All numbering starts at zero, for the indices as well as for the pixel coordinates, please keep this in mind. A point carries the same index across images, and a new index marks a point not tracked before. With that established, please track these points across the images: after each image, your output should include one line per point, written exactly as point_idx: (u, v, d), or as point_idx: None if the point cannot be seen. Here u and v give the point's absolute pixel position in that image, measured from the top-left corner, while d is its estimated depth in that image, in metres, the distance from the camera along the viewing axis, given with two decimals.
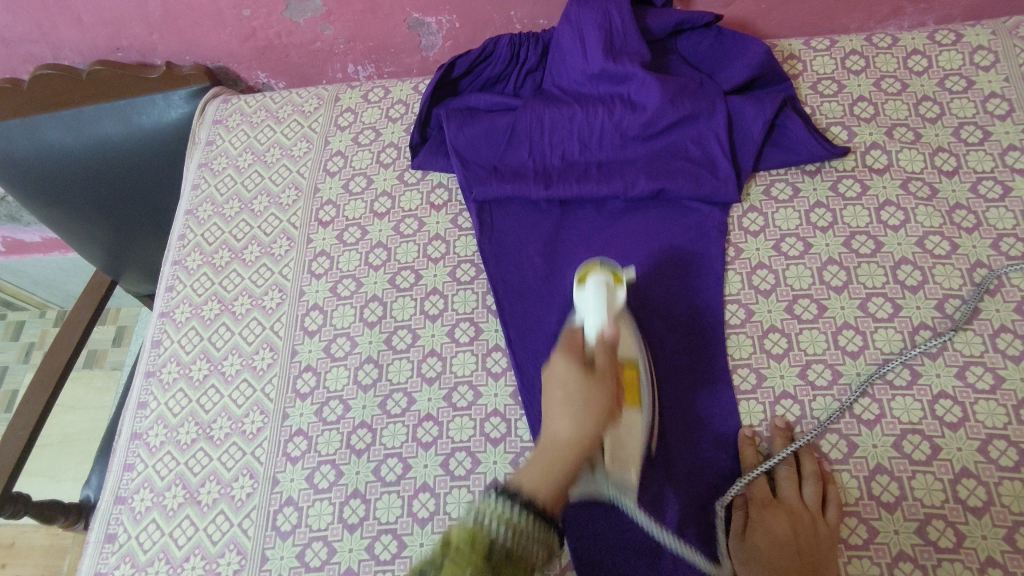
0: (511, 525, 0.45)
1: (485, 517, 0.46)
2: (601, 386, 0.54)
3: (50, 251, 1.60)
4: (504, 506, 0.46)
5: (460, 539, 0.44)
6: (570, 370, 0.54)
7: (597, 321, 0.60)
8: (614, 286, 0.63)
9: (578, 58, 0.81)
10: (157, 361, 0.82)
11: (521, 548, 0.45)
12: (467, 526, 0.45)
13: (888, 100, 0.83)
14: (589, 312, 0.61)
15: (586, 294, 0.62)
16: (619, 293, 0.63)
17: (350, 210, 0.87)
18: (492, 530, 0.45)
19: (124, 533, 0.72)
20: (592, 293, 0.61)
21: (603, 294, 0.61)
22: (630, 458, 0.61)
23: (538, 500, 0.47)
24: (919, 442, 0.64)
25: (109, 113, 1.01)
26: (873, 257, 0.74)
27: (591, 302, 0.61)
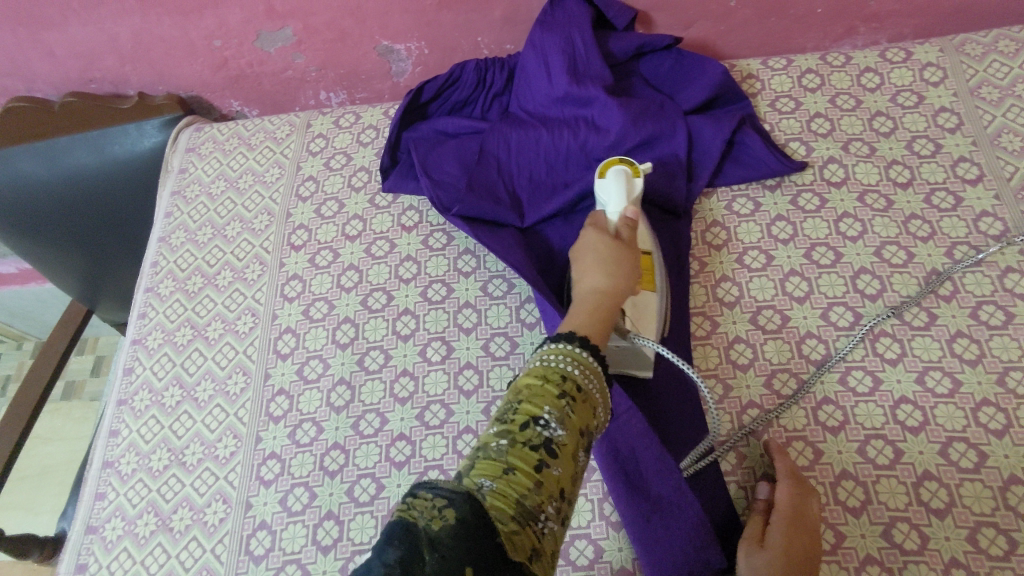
0: (578, 366, 0.51)
1: (550, 359, 0.51)
2: (627, 247, 0.63)
3: (26, 282, 1.59)
4: (574, 350, 0.52)
5: (532, 381, 0.49)
6: (599, 238, 0.63)
7: (615, 200, 0.67)
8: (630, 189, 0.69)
9: (543, 82, 0.84)
10: (128, 389, 0.82)
11: (586, 387, 0.50)
12: (536, 368, 0.50)
13: (843, 116, 0.85)
14: (608, 197, 0.68)
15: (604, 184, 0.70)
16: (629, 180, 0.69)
17: (322, 233, 0.87)
18: (561, 368, 0.50)
19: (94, 564, 0.71)
20: (605, 187, 0.69)
21: (620, 184, 0.68)
22: (649, 325, 0.66)
23: (581, 338, 0.53)
24: (882, 447, 0.65)
25: (81, 142, 1.01)
26: (833, 267, 0.76)
27: (610, 192, 0.68)
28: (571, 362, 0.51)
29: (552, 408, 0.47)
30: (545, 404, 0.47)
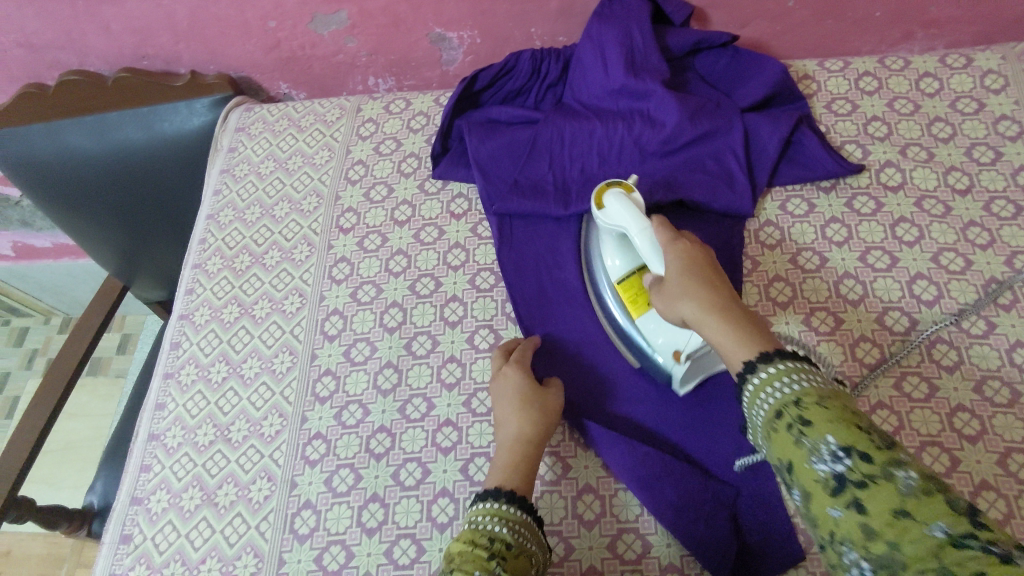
0: (508, 524, 0.57)
1: (478, 520, 0.57)
2: (519, 384, 0.68)
3: (60, 257, 1.60)
4: (495, 506, 0.58)
5: (463, 547, 0.54)
6: (496, 389, 0.70)
7: (638, 223, 0.67)
8: (638, 203, 0.70)
9: (599, 74, 0.83)
10: (175, 363, 0.82)
11: (518, 541, 0.56)
12: (467, 534, 0.56)
13: (901, 120, 0.84)
14: (624, 221, 0.69)
15: (610, 208, 0.71)
16: (633, 196, 0.71)
17: (371, 217, 0.88)
18: (488, 528, 0.56)
19: (139, 534, 0.72)
20: (617, 209, 0.70)
21: (625, 205, 0.69)
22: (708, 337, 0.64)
23: (514, 492, 0.61)
24: (938, 454, 0.65)
25: (131, 118, 1.02)
26: (888, 271, 0.75)
27: (620, 218, 0.69)
28: (500, 519, 0.57)
29: (483, 568, 0.52)
30: (475, 568, 0.52)
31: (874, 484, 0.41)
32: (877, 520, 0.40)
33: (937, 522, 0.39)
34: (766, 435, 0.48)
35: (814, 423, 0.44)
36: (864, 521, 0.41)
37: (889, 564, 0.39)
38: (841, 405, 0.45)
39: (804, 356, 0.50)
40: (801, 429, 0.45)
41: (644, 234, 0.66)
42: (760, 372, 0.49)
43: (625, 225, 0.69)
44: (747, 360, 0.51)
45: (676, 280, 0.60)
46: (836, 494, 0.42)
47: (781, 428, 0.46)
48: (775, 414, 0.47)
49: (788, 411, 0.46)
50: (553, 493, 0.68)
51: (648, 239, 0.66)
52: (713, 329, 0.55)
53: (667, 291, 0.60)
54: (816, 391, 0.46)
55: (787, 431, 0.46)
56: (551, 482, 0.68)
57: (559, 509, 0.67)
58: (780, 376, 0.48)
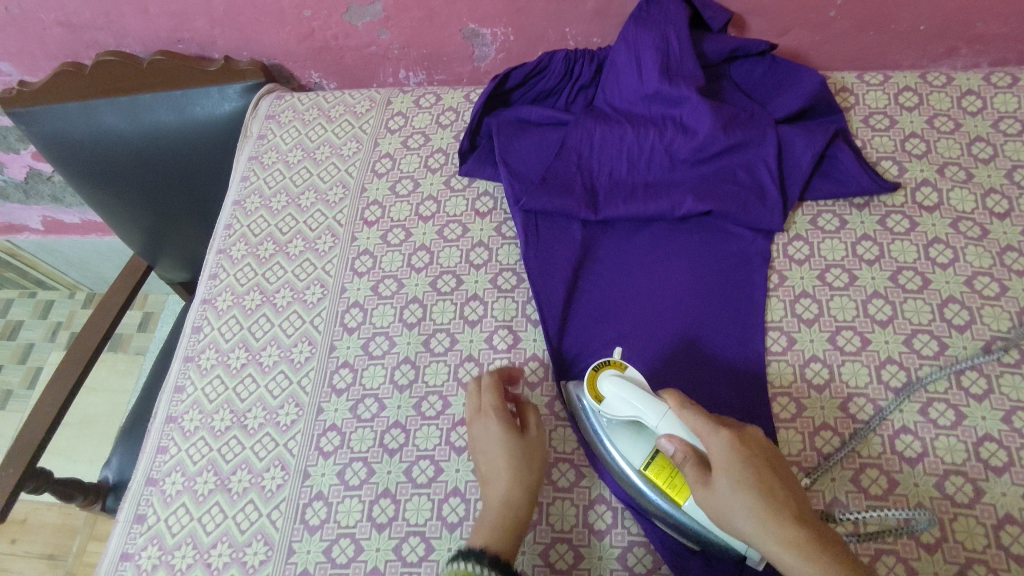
0: None
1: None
2: (512, 435, 0.64)
3: (87, 233, 1.63)
4: (471, 565, 0.54)
5: None
6: (486, 432, 0.65)
7: (655, 407, 0.60)
8: (639, 379, 0.64)
9: (633, 79, 0.82)
10: (196, 347, 0.83)
11: None
12: None
13: (940, 138, 0.82)
14: (640, 406, 0.61)
15: (612, 400, 0.63)
16: (631, 372, 0.64)
17: (395, 211, 0.88)
18: None
19: (153, 515, 0.73)
20: (625, 399, 0.62)
21: (636, 390, 0.62)
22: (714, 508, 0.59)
23: (502, 557, 0.57)
24: (961, 484, 0.63)
25: (163, 101, 1.04)
26: (919, 293, 0.73)
27: (630, 405, 0.62)
28: None
29: None
30: None
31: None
32: None
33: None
34: None
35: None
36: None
37: None
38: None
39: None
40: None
41: (667, 416, 0.60)
42: None
43: (640, 410, 0.61)
44: None
45: (736, 493, 0.53)
46: None
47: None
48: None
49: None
50: (565, 500, 0.67)
51: (677, 423, 0.59)
52: (793, 561, 0.50)
53: (718, 491, 0.54)
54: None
55: None
56: (563, 487, 0.68)
57: (570, 516, 0.66)
58: None
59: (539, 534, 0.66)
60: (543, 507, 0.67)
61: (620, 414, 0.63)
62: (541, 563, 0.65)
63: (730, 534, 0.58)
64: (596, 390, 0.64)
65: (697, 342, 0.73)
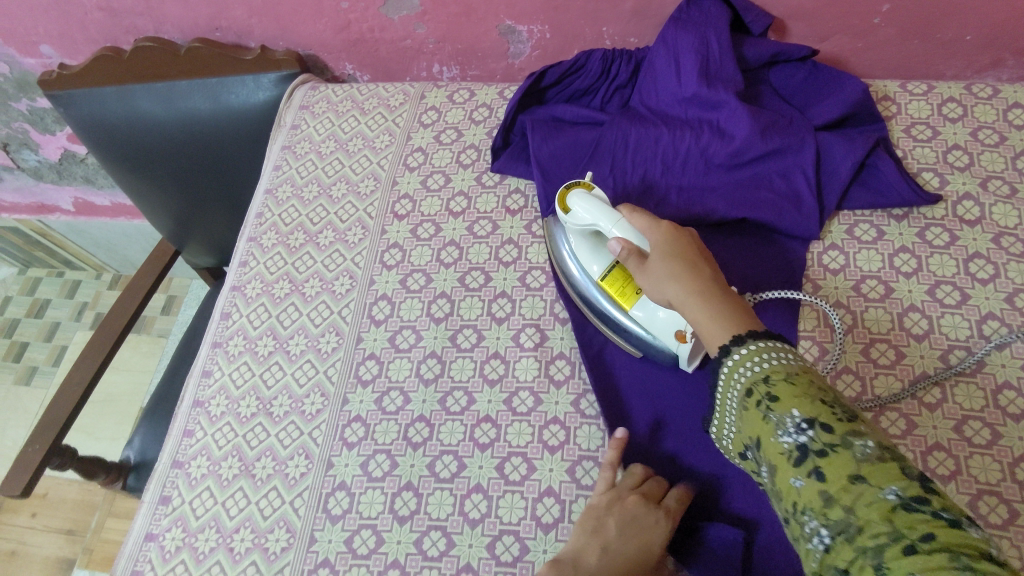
0: None
1: None
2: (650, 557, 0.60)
3: (117, 216, 1.65)
4: None
5: None
6: (648, 527, 0.61)
7: (610, 216, 0.67)
8: (602, 194, 0.72)
9: (671, 81, 0.81)
10: (224, 332, 0.83)
11: None
12: None
13: (984, 151, 0.81)
14: (598, 215, 0.69)
15: (579, 212, 0.71)
16: (596, 193, 0.72)
17: (426, 205, 0.88)
18: None
19: (178, 497, 0.73)
20: (589, 208, 0.69)
21: (592, 203, 0.69)
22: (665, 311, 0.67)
23: None
24: (995, 505, 0.62)
25: (200, 88, 1.05)
26: (957, 308, 0.72)
27: (592, 214, 0.69)
28: None
29: None
30: None
31: (834, 453, 0.44)
32: (833, 485, 0.43)
33: (889, 484, 0.41)
34: (737, 404, 0.53)
35: (782, 400, 0.49)
36: (822, 486, 0.44)
37: (845, 527, 0.42)
38: (807, 381, 0.49)
39: (778, 334, 0.54)
40: (770, 405, 0.49)
41: (619, 223, 0.67)
42: (734, 353, 0.54)
43: (597, 220, 0.69)
44: (727, 346, 0.54)
45: (663, 263, 0.61)
46: (797, 462, 0.46)
47: (752, 407, 0.51)
48: (746, 391, 0.52)
49: (757, 389, 0.51)
50: (587, 498, 0.67)
51: (627, 227, 0.66)
52: (701, 313, 0.58)
53: (652, 272, 0.62)
54: (785, 368, 0.51)
55: (757, 408, 0.50)
56: (586, 487, 0.68)
57: None
58: (752, 354, 0.53)
59: (561, 533, 0.66)
60: (565, 506, 0.67)
61: (584, 223, 0.70)
62: None
63: (671, 338, 0.68)
64: (563, 205, 0.72)
65: None
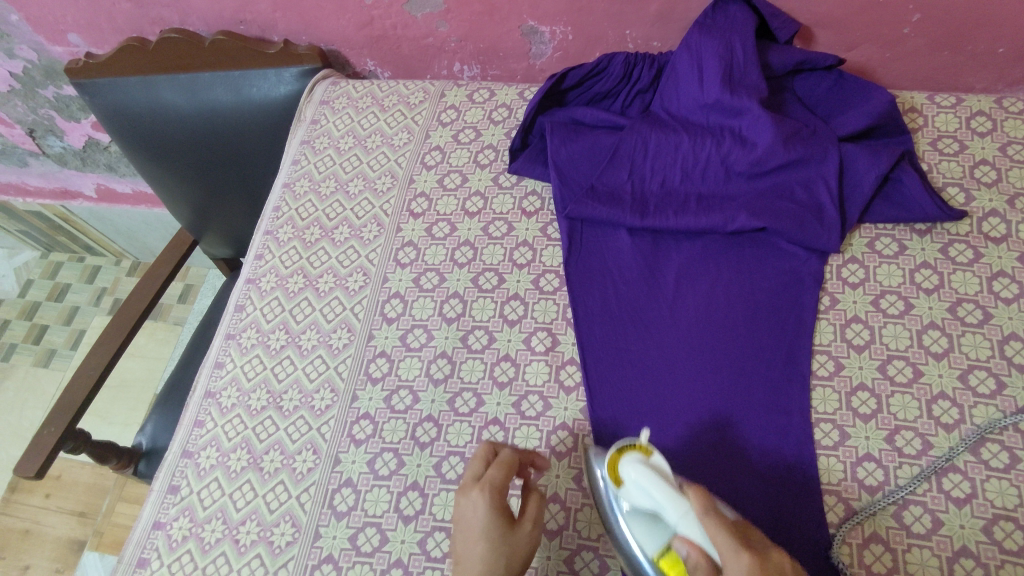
0: None
1: None
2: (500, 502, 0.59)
3: (137, 203, 1.67)
4: None
5: None
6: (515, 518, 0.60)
7: (677, 505, 0.54)
8: (666, 470, 0.58)
9: (693, 87, 0.81)
10: (238, 325, 0.84)
11: None
12: None
13: (1013, 167, 0.79)
14: (661, 498, 0.55)
15: (633, 483, 0.58)
16: (655, 458, 0.59)
17: (442, 205, 0.88)
18: None
19: (186, 487, 0.74)
20: (647, 489, 0.56)
21: (654, 474, 0.57)
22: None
23: None
24: (1011, 530, 0.61)
25: (223, 81, 1.05)
26: (979, 327, 0.70)
27: (645, 494, 0.56)
28: None
29: None
30: None
31: None
32: None
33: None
34: None
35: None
36: None
37: None
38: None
39: None
40: None
41: (686, 515, 0.53)
42: None
43: (662, 503, 0.55)
44: None
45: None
46: None
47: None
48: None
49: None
50: (593, 507, 0.67)
51: (697, 529, 0.52)
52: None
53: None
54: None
55: None
56: (592, 494, 0.67)
57: (598, 524, 0.66)
58: None
59: (565, 540, 0.65)
60: (571, 512, 0.66)
61: (640, 505, 0.57)
62: (565, 569, 0.64)
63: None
64: (615, 475, 0.60)
65: (743, 362, 0.71)
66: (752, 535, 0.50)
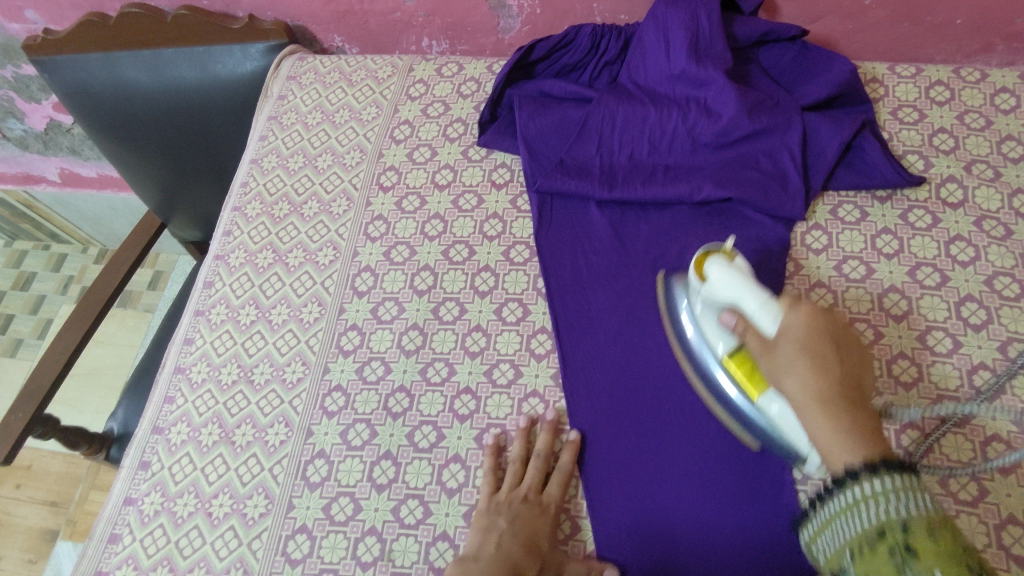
0: None
1: None
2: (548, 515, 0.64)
3: (103, 188, 1.63)
4: None
5: None
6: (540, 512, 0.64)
7: (757, 293, 0.57)
8: (744, 270, 0.61)
9: (660, 58, 0.81)
10: (207, 301, 0.83)
11: None
12: None
13: (970, 135, 0.81)
14: (741, 292, 0.59)
15: (715, 280, 0.61)
16: (736, 262, 0.61)
17: (412, 178, 0.87)
18: None
19: (157, 462, 0.73)
20: (727, 282, 0.60)
21: (734, 275, 0.60)
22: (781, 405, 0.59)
23: None
24: (966, 482, 0.63)
25: (187, 56, 1.03)
26: (936, 290, 0.72)
27: (727, 286, 0.60)
28: None
29: None
30: None
31: None
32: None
33: None
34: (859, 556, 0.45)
35: (922, 555, 0.41)
36: None
37: None
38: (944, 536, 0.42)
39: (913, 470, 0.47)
40: (907, 558, 0.41)
41: (763, 302, 0.57)
42: (862, 483, 0.46)
43: (740, 296, 0.59)
44: (853, 467, 0.48)
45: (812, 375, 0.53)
46: None
47: (880, 552, 0.43)
48: (878, 533, 0.44)
49: (891, 535, 0.43)
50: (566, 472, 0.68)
51: (771, 311, 0.56)
52: (818, 431, 0.51)
53: (780, 356, 0.54)
54: (924, 518, 0.43)
55: (888, 557, 0.42)
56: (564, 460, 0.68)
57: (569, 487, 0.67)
58: (887, 491, 0.45)
59: None
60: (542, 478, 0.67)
61: (720, 297, 0.60)
62: None
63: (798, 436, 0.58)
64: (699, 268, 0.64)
65: None
66: (824, 315, 0.56)
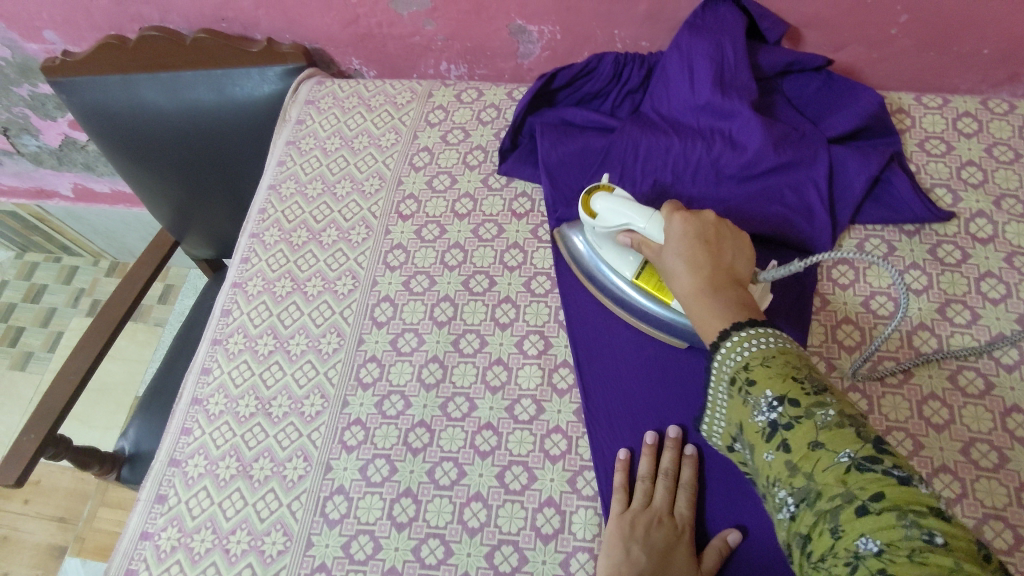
0: None
1: None
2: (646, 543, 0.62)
3: (116, 203, 1.63)
4: None
5: None
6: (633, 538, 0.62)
7: (643, 213, 0.68)
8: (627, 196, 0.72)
9: (684, 88, 0.80)
10: (224, 330, 0.82)
11: None
12: None
13: (999, 168, 0.80)
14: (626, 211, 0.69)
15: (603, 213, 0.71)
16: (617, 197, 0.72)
17: (431, 207, 0.87)
18: None
19: (174, 496, 0.73)
20: (614, 211, 0.70)
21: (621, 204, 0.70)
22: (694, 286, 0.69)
23: None
24: (1001, 530, 0.61)
25: (205, 79, 1.03)
26: (967, 328, 0.71)
27: (618, 216, 0.70)
28: None
29: None
30: None
31: (798, 424, 0.46)
32: (798, 453, 0.45)
33: (843, 450, 0.43)
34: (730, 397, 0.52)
35: (795, 402, 0.46)
36: (788, 458, 0.45)
37: (807, 494, 0.43)
38: (785, 361, 0.49)
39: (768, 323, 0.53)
40: (748, 390, 0.49)
41: (651, 220, 0.67)
42: (730, 339, 0.53)
43: (629, 218, 0.69)
44: (727, 328, 0.53)
45: (681, 244, 0.62)
46: (778, 439, 0.46)
47: (785, 378, 0.48)
48: (732, 381, 0.51)
49: (739, 379, 0.51)
50: (590, 509, 0.67)
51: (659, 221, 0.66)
52: (700, 301, 0.57)
53: (672, 236, 0.63)
54: (762, 353, 0.50)
55: (739, 394, 0.50)
56: (588, 497, 0.67)
57: (593, 526, 0.66)
58: (744, 342, 0.52)
59: (562, 543, 0.65)
60: (566, 517, 0.66)
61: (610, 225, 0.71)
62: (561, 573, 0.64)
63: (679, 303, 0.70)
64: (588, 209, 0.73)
65: None
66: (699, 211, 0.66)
